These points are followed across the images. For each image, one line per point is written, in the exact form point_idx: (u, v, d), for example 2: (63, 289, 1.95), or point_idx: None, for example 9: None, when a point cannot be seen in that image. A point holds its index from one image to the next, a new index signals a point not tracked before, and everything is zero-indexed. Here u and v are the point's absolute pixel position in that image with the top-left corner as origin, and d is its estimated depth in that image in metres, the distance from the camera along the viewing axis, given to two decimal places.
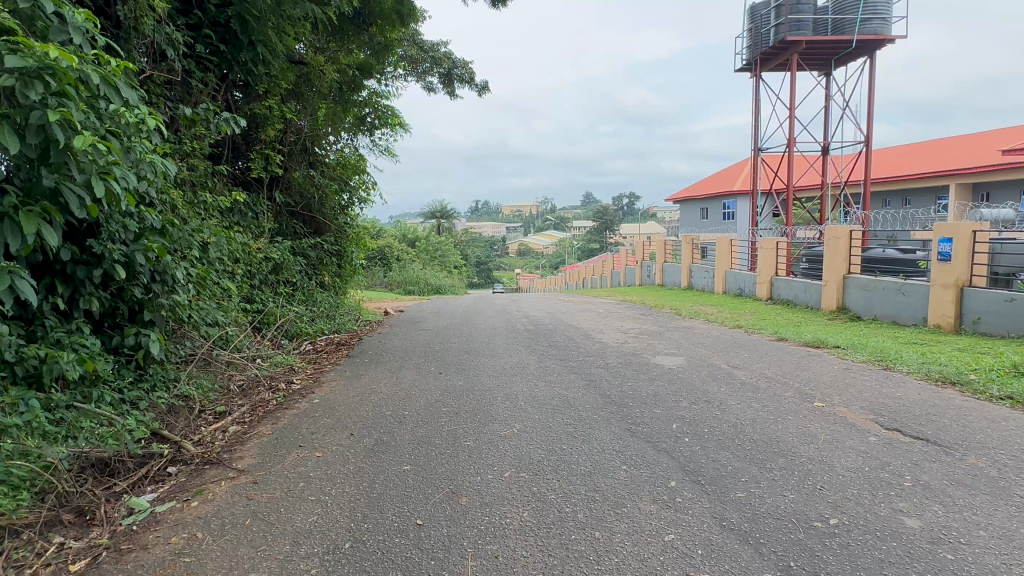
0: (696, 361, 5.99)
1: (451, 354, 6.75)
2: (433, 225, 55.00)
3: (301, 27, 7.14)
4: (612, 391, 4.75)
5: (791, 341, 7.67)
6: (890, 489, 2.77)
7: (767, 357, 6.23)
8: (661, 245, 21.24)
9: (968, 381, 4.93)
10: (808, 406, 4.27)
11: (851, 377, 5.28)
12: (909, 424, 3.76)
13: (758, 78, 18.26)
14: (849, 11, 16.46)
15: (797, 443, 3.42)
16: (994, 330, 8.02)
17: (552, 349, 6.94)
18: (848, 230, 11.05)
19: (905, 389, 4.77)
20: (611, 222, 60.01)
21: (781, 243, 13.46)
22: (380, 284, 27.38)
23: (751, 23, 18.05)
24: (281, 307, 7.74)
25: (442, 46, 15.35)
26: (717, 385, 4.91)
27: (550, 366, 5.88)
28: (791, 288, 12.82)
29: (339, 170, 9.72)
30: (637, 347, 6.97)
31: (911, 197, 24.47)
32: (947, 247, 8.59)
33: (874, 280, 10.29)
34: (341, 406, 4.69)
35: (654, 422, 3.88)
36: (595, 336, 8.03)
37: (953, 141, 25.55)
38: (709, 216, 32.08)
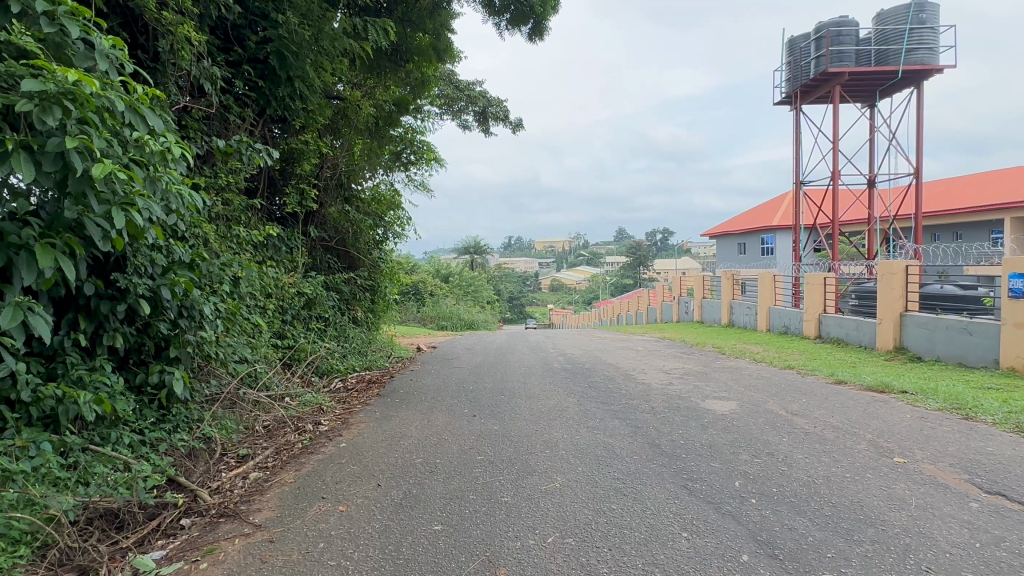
0: (750, 406, 5.51)
1: (485, 395, 6.40)
2: (466, 260, 55.26)
3: (339, 63, 7.13)
4: (662, 440, 4.33)
5: (850, 384, 7.09)
6: (1014, 572, 2.32)
7: (828, 403, 5.71)
8: (699, 280, 20.61)
9: None
10: (886, 462, 3.79)
11: (929, 427, 4.75)
12: (1013, 489, 3.26)
13: (799, 110, 17.88)
14: (893, 42, 16.06)
15: (885, 509, 2.96)
16: None
17: (591, 390, 6.54)
18: (903, 266, 10.38)
19: (996, 444, 4.23)
20: (645, 258, 59.32)
21: (828, 278, 12.84)
22: (413, 319, 27.35)
23: (790, 56, 17.81)
24: (312, 343, 7.58)
25: (477, 84, 15.45)
26: (778, 435, 4.44)
27: (590, 410, 5.48)
28: (841, 326, 12.14)
29: (374, 206, 9.68)
30: (683, 389, 6.53)
31: (962, 231, 23.43)
32: (1020, 283, 7.93)
33: (935, 318, 9.61)
34: (368, 451, 4.39)
35: (713, 478, 3.46)
36: (637, 376, 7.59)
37: (1007, 172, 24.48)
38: (747, 251, 31.32)
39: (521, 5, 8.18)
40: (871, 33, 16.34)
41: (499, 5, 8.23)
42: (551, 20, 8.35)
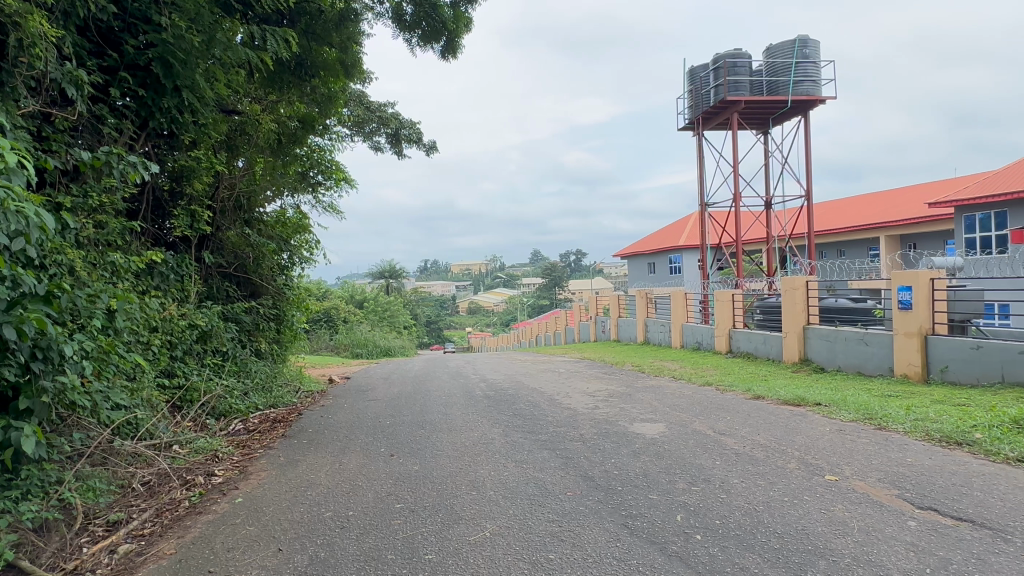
0: (678, 428, 5.39)
1: (403, 431, 5.92)
2: (382, 284, 53.90)
3: (234, 74, 6.58)
4: (595, 472, 4.07)
5: (767, 399, 7.20)
6: None
7: (752, 420, 5.70)
8: (615, 300, 20.95)
9: (975, 440, 4.52)
10: (819, 480, 3.74)
11: (849, 440, 4.82)
12: (943, 502, 3.29)
13: (701, 136, 18.77)
14: (782, 74, 17.25)
15: (830, 536, 2.85)
16: (962, 379, 7.76)
17: (517, 419, 6.21)
18: (804, 280, 10.86)
19: (914, 454, 4.33)
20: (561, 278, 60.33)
21: (736, 295, 13.32)
22: (325, 347, 26.23)
23: (690, 85, 18.72)
24: (207, 381, 6.77)
25: (389, 105, 14.92)
26: (711, 458, 4.32)
27: (517, 441, 5.15)
28: (750, 340, 12.59)
29: (278, 229, 8.98)
30: (610, 413, 6.34)
31: (846, 248, 25.45)
32: (907, 295, 8.46)
33: (834, 329, 10.11)
34: (269, 507, 3.82)
35: (654, 513, 3.22)
36: (562, 401, 7.35)
37: (880, 192, 26.91)
38: (657, 271, 32.44)
39: (432, 21, 7.92)
40: (762, 65, 17.48)
41: (410, 21, 7.98)
42: (464, 37, 8.14)
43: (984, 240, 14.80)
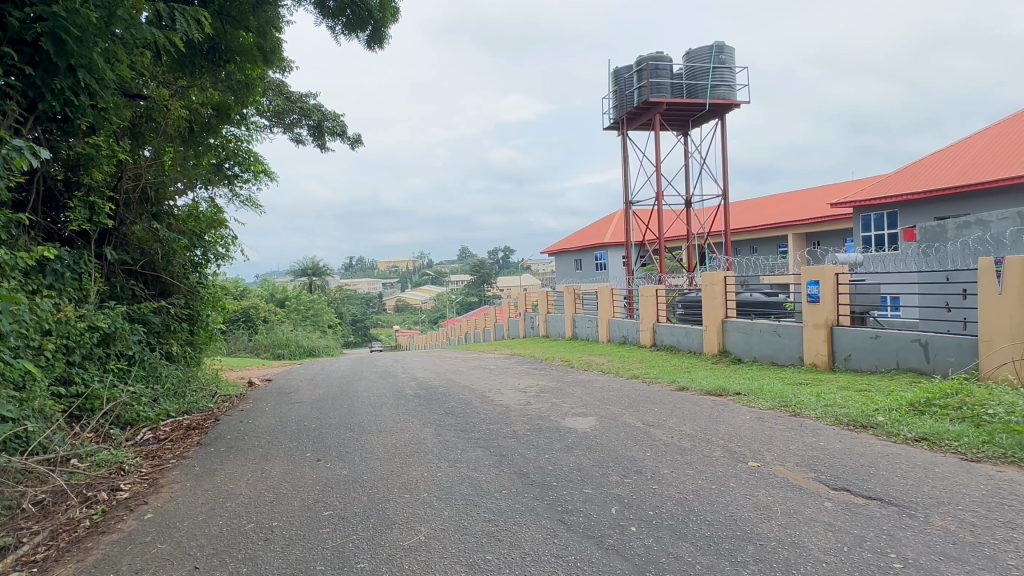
0: (609, 421, 5.48)
1: (330, 434, 5.68)
2: (305, 282, 51.94)
3: (138, 56, 6.08)
4: (530, 468, 4.06)
5: (691, 390, 7.47)
6: None
7: (678, 411, 5.89)
8: (543, 296, 21.16)
9: (878, 423, 4.86)
10: (743, 467, 3.89)
11: (767, 427, 5.07)
12: (854, 483, 3.51)
13: (625, 136, 19.27)
14: (701, 78, 17.96)
15: (756, 520, 2.96)
16: (863, 366, 8.34)
17: (449, 417, 6.11)
18: (723, 277, 11.40)
19: (826, 438, 4.61)
20: (489, 275, 60.42)
21: (660, 290, 13.76)
22: (244, 349, 25.00)
23: (615, 85, 19.14)
24: (110, 388, 6.23)
25: (311, 97, 14.26)
26: (641, 449, 4.41)
27: (450, 440, 5.06)
28: (672, 334, 13.05)
29: (190, 223, 8.42)
30: (542, 408, 6.35)
31: (758, 246, 26.93)
32: (815, 289, 9.02)
33: (750, 322, 10.63)
34: (183, 522, 3.54)
35: (589, 508, 3.24)
36: (494, 398, 7.32)
37: (789, 193, 28.64)
38: (584, 267, 33.07)
39: (357, 10, 7.67)
40: (682, 68, 18.14)
41: (334, 7, 7.68)
42: (391, 28, 7.93)
43: (878, 238, 16.07)
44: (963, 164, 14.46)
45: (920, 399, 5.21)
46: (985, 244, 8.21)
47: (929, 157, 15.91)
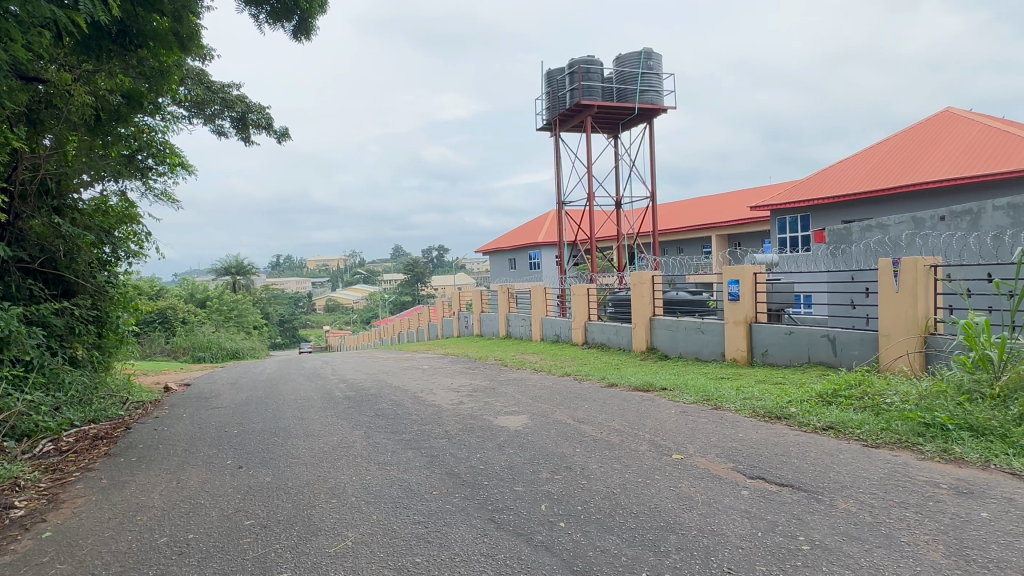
0: (540, 419, 5.53)
1: (253, 440, 5.43)
2: (227, 281, 49.53)
3: (36, 37, 5.61)
4: (461, 468, 4.05)
5: (620, 387, 7.66)
6: (795, 558, 2.53)
7: (607, 407, 6.02)
8: (477, 295, 21.15)
9: (791, 414, 5.16)
10: (667, 460, 4.03)
11: (691, 420, 5.28)
12: (768, 470, 3.72)
13: (558, 137, 19.55)
14: (630, 83, 18.45)
15: (679, 511, 3.07)
16: (778, 361, 8.84)
17: (379, 419, 5.99)
18: (650, 276, 11.75)
19: (744, 429, 4.85)
20: (423, 274, 59.71)
21: (591, 290, 14.05)
22: (160, 352, 23.56)
23: (547, 87, 19.37)
24: (3, 398, 5.70)
25: (236, 87, 13.51)
26: (571, 446, 4.49)
27: (380, 443, 4.96)
28: (603, 332, 13.33)
29: (97, 218, 7.83)
30: (474, 408, 6.34)
31: (684, 246, 27.96)
32: (735, 287, 9.47)
33: (676, 320, 11.03)
34: (87, 539, 3.29)
35: (519, 505, 3.26)
36: (426, 399, 7.23)
37: (712, 196, 29.90)
38: (518, 267, 33.27)
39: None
40: (612, 73, 18.57)
41: None
42: (319, 19, 7.67)
43: (793, 239, 17.05)
44: (869, 171, 15.55)
45: (828, 391, 5.56)
46: (885, 245, 8.89)
47: (838, 164, 17.01)
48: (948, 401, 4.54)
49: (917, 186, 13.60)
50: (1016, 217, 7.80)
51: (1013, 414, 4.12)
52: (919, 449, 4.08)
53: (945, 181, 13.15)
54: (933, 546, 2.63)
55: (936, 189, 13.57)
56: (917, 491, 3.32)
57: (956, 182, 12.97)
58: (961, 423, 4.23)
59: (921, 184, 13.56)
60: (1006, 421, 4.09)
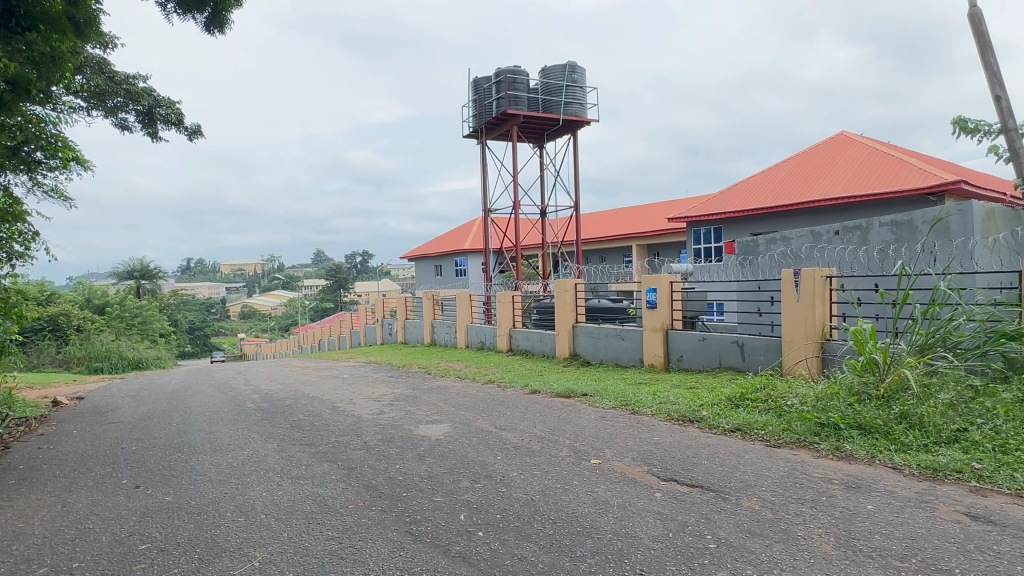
0: (462, 427, 5.50)
1: (153, 457, 5.06)
2: (130, 285, 46.05)
3: None
4: (379, 480, 3.94)
5: (542, 393, 7.75)
6: (702, 556, 2.64)
7: (529, 414, 6.07)
8: (402, 302, 20.79)
9: (702, 417, 5.40)
10: (585, 465, 4.11)
11: (609, 425, 5.41)
12: (680, 472, 3.87)
13: (484, 145, 19.61)
14: (555, 94, 18.78)
15: (595, 515, 3.13)
16: (692, 366, 9.24)
17: (295, 431, 5.75)
18: (573, 283, 11.97)
19: (658, 433, 5.03)
20: (346, 280, 57.98)
21: (516, 297, 14.13)
22: (50, 363, 21.51)
23: (474, 94, 19.42)
24: None
25: (141, 79, 12.60)
26: (492, 453, 4.48)
27: (294, 456, 4.76)
28: (527, 339, 13.43)
29: None
30: (395, 417, 6.20)
31: (606, 255, 28.73)
32: (653, 296, 9.82)
33: (598, 327, 11.29)
34: None
35: (438, 516, 3.21)
36: (345, 409, 7.00)
37: (633, 207, 30.92)
38: (443, 273, 32.99)
39: None
40: (538, 84, 18.87)
41: None
42: (233, 12, 7.32)
43: (707, 250, 17.91)
44: (775, 187, 16.59)
45: (736, 394, 5.86)
46: (787, 257, 9.50)
47: (747, 180, 18.05)
48: (841, 402, 4.89)
49: (816, 203, 14.66)
50: (899, 232, 8.55)
51: (895, 413, 4.49)
52: (814, 447, 4.38)
53: (839, 199, 14.26)
54: (825, 538, 2.82)
55: (832, 206, 14.67)
56: (813, 487, 3.56)
57: (849, 200, 14.07)
58: (851, 422, 4.56)
59: (819, 201, 14.63)
60: (888, 419, 4.45)
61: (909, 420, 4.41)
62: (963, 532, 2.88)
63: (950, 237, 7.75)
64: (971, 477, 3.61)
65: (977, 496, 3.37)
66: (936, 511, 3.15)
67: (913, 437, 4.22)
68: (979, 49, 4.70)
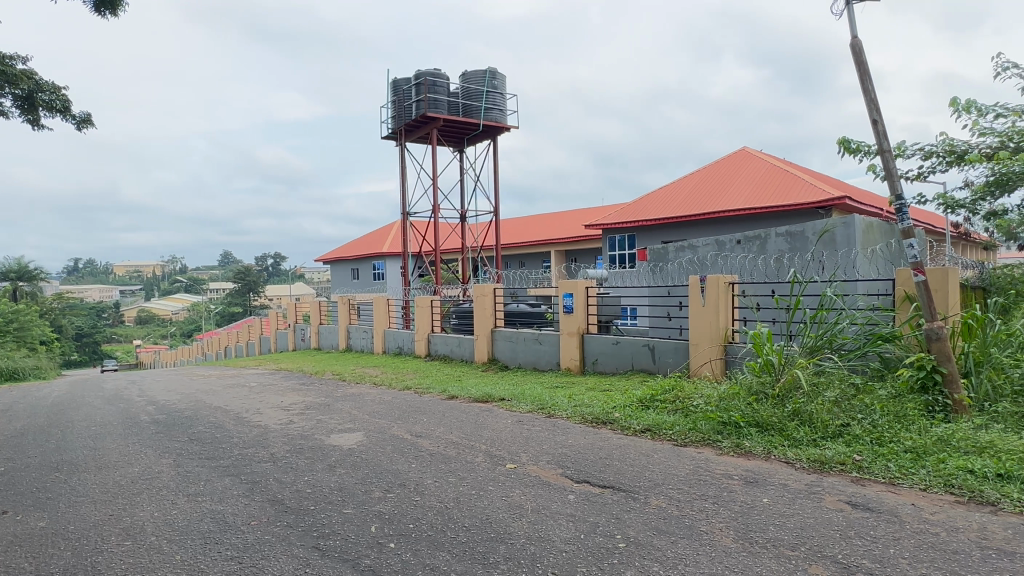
0: (376, 435, 5.35)
1: (25, 478, 4.55)
2: (5, 288, 41.55)
3: None
4: (286, 494, 3.75)
5: (460, 398, 7.70)
6: (613, 556, 2.69)
7: (445, 420, 6.00)
8: (315, 306, 20.02)
9: (615, 419, 5.55)
10: (501, 469, 4.11)
11: (525, 429, 5.44)
12: (592, 473, 3.96)
13: (403, 147, 19.31)
14: (475, 99, 18.78)
15: (509, 520, 3.13)
16: (607, 368, 9.50)
17: (193, 444, 5.37)
18: (492, 288, 11.99)
19: (573, 435, 5.12)
20: (256, 284, 55.12)
21: (435, 302, 13.97)
22: None
23: (393, 95, 19.09)
24: None
25: (20, 60, 11.37)
26: (406, 462, 4.38)
27: (192, 471, 4.44)
28: (446, 343, 13.32)
29: None
30: (305, 427, 5.94)
31: (526, 261, 29.04)
32: (570, 300, 10.01)
33: (516, 331, 11.36)
34: None
35: (348, 529, 3.10)
36: (251, 419, 6.62)
37: (552, 214, 31.46)
38: (360, 277, 32.13)
39: None
40: (458, 88, 18.84)
41: None
42: None
43: (621, 256, 18.54)
44: (685, 197, 17.45)
45: (646, 396, 6.08)
46: (694, 264, 9.99)
47: (658, 190, 18.88)
48: (741, 401, 5.18)
49: (721, 213, 15.56)
50: (792, 242, 9.22)
51: (788, 410, 4.81)
52: (717, 445, 4.62)
53: (742, 210, 15.20)
54: (725, 532, 2.96)
55: (736, 217, 15.60)
56: (715, 483, 3.74)
57: (750, 212, 15.04)
58: (750, 420, 4.85)
59: (724, 211, 15.52)
60: (782, 416, 4.76)
61: (800, 417, 4.73)
62: (846, 520, 3.11)
63: (837, 247, 8.44)
64: (853, 468, 3.94)
65: (858, 485, 3.67)
66: (823, 501, 3.39)
67: (803, 432, 4.54)
68: (859, 76, 5.15)
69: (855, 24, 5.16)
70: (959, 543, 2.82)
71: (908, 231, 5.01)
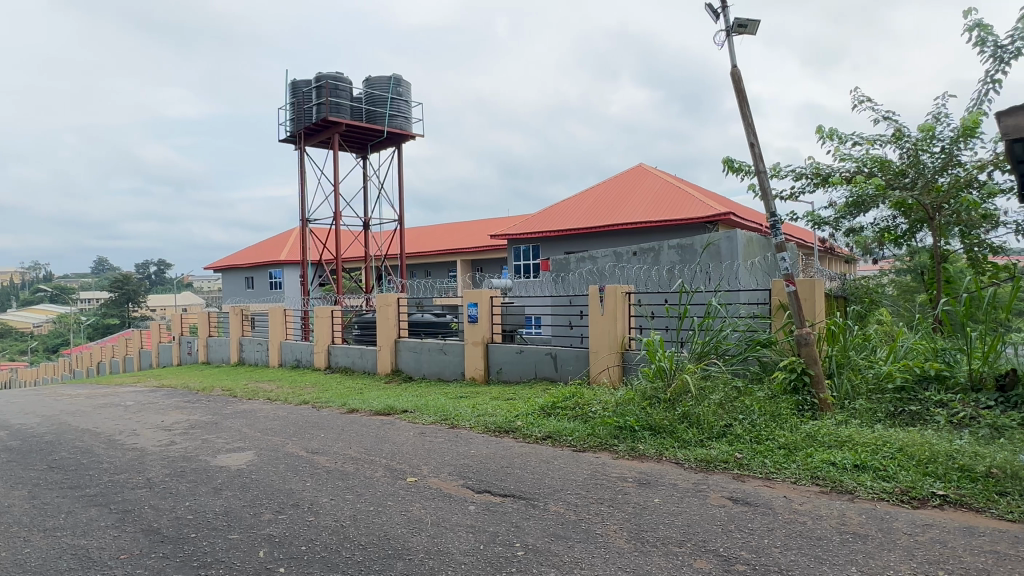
0: (268, 454, 5.06)
1: None
2: None
3: None
4: (162, 522, 3.45)
5: (361, 412, 7.47)
6: (511, 564, 2.71)
7: (344, 435, 5.79)
8: (204, 317, 18.69)
9: (517, 427, 5.61)
10: (401, 484, 4.02)
11: (427, 441, 5.37)
12: (493, 482, 3.98)
13: (303, 151, 18.55)
14: (379, 105, 18.44)
15: (408, 535, 3.07)
16: (511, 377, 9.59)
17: (53, 473, 4.81)
18: (395, 297, 11.77)
19: (475, 445, 5.12)
20: (136, 293, 50.54)
21: (336, 311, 13.48)
22: None
23: (292, 98, 18.33)
24: None
25: None
26: (300, 480, 4.18)
27: (51, 503, 3.97)
28: (347, 355, 12.90)
29: None
30: (188, 448, 5.52)
31: (431, 270, 28.75)
32: (474, 310, 10.03)
33: (420, 341, 11.21)
34: None
35: (232, 556, 2.90)
36: (125, 442, 6.05)
37: (458, 224, 31.42)
38: (256, 287, 30.41)
39: None
40: (361, 94, 18.42)
41: None
42: None
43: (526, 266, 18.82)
44: (588, 209, 18.07)
45: (548, 403, 6.19)
46: (594, 274, 10.34)
47: (562, 202, 19.39)
48: (636, 406, 5.41)
49: (620, 226, 16.24)
50: (683, 254, 9.80)
51: (678, 413, 5.09)
52: (614, 449, 4.80)
53: (639, 223, 15.95)
54: (619, 533, 3.07)
55: (634, 229, 16.33)
56: (610, 486, 3.88)
57: (647, 225, 15.80)
58: (644, 424, 5.08)
59: (623, 224, 16.22)
60: (673, 419, 5.03)
61: (689, 419, 5.03)
62: (726, 515, 3.33)
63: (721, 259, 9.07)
64: (734, 465, 4.22)
65: (738, 481, 3.94)
66: (708, 498, 3.61)
67: (691, 433, 4.82)
68: (739, 103, 5.59)
69: (735, 54, 5.59)
70: (822, 530, 3.11)
71: (781, 245, 5.48)
